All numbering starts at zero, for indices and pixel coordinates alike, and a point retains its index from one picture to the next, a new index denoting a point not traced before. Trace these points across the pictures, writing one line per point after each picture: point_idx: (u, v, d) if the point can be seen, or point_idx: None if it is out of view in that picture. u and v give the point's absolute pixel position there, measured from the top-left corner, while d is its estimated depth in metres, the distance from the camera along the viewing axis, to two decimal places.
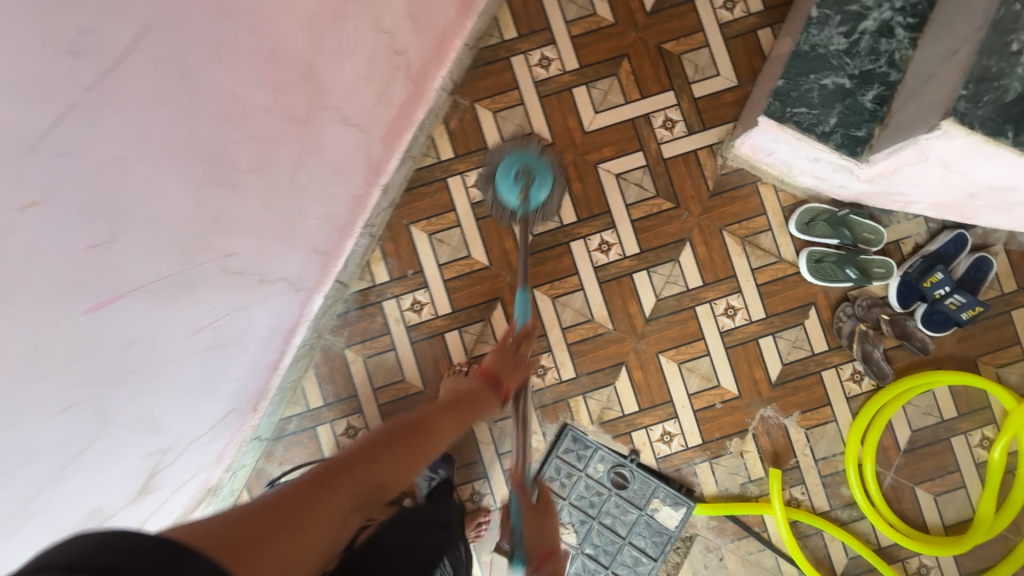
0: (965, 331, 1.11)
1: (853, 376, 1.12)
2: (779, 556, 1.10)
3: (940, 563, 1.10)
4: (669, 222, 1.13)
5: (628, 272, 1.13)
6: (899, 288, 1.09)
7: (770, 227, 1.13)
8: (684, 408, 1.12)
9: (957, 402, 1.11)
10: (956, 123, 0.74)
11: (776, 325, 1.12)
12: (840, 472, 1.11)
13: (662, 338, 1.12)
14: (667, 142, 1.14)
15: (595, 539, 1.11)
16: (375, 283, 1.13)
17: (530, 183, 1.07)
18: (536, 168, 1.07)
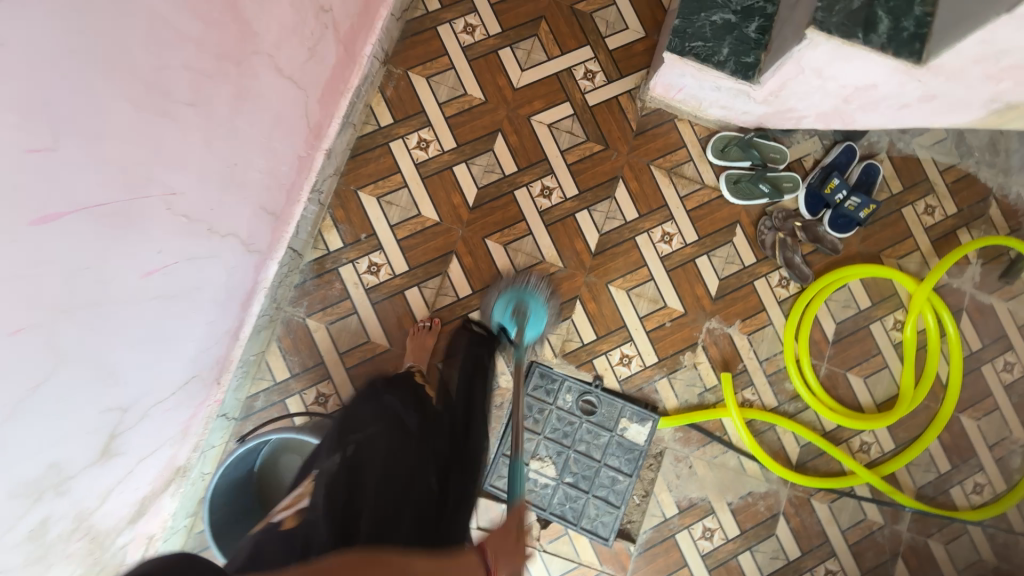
0: (867, 230, 1.26)
1: (781, 282, 1.24)
2: (741, 454, 1.20)
3: (878, 438, 1.23)
4: (602, 163, 1.23)
5: (571, 213, 1.21)
6: (806, 197, 1.23)
7: (691, 158, 1.24)
8: (638, 331, 1.20)
9: (870, 292, 1.25)
10: (817, 30, 0.87)
11: (709, 245, 1.23)
12: (782, 370, 1.22)
13: (609, 269, 1.21)
14: (590, 91, 1.24)
15: (573, 467, 1.16)
16: (330, 250, 1.15)
17: (525, 314, 1.10)
18: (530, 301, 1.12)
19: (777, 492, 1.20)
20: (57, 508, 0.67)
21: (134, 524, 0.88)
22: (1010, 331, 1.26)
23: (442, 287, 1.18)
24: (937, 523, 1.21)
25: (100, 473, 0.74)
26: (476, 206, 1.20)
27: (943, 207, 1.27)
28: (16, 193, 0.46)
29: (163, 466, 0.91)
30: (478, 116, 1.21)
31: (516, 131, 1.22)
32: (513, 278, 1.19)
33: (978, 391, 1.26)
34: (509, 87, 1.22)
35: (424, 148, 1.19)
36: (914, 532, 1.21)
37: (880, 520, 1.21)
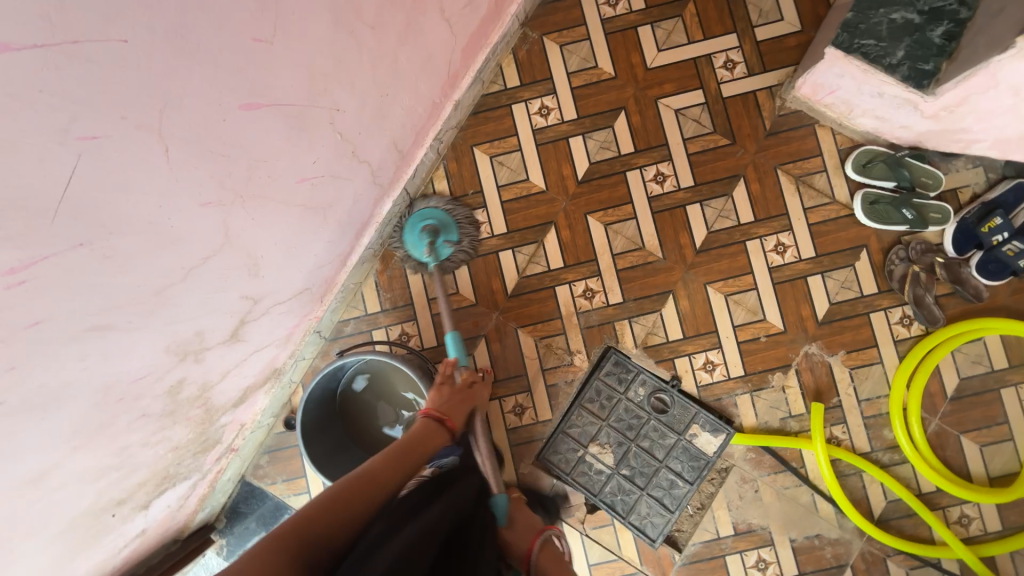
0: (1022, 283, 1.10)
1: (901, 320, 1.12)
2: (817, 493, 1.11)
3: (982, 514, 1.09)
4: (725, 158, 1.16)
5: (681, 204, 1.16)
6: (955, 233, 1.10)
7: (825, 168, 1.15)
8: (728, 339, 1.14)
9: (1009, 352, 1.10)
10: None
11: (826, 265, 1.14)
12: (882, 415, 1.12)
13: (710, 270, 1.15)
14: (727, 82, 1.17)
15: (632, 461, 1.13)
16: (437, 199, 1.19)
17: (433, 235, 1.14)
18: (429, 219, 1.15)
19: (849, 542, 1.10)
20: (192, 372, 0.75)
21: (235, 408, 0.98)
22: None
23: (535, 255, 1.18)
24: None
25: (227, 351, 0.82)
26: (585, 181, 1.18)
27: None
28: (238, 76, 0.52)
29: (266, 363, 0.99)
30: (605, 92, 1.19)
31: (640, 111, 1.18)
32: (608, 260, 1.17)
33: None
34: (642, 66, 1.19)
35: (545, 115, 1.19)
36: None
37: None
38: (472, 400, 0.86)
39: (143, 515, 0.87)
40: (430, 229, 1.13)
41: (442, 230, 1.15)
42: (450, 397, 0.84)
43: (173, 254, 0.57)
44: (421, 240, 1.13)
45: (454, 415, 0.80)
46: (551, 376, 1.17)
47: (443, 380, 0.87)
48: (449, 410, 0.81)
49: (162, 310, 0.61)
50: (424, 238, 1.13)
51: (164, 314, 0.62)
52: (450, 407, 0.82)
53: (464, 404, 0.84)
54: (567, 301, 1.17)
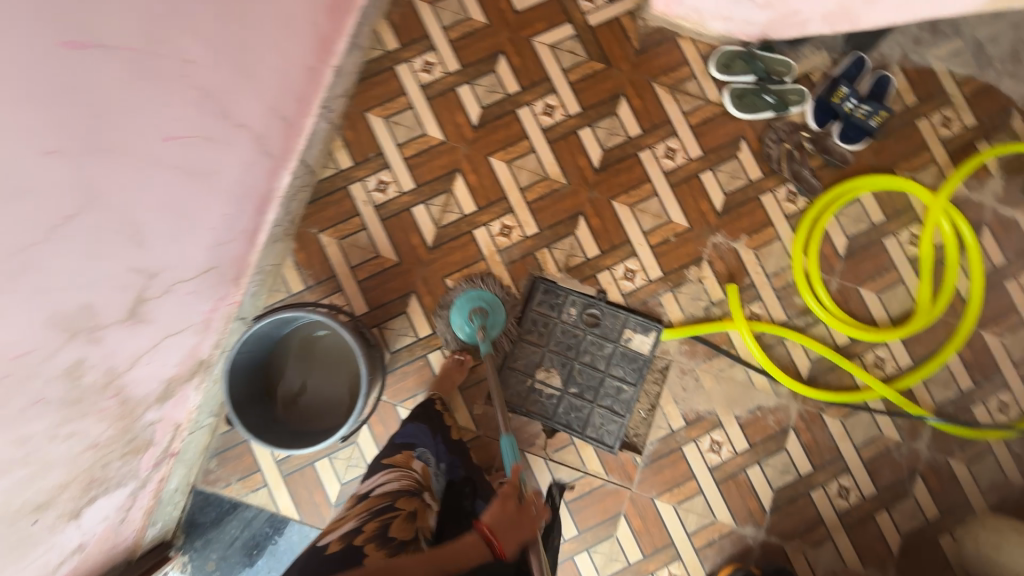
0: (880, 143, 1.24)
1: (788, 197, 1.23)
2: (750, 369, 1.19)
3: (893, 353, 1.20)
4: (604, 81, 1.24)
5: (573, 130, 1.23)
6: (815, 109, 1.21)
7: (694, 75, 1.25)
8: (641, 246, 1.21)
9: (883, 206, 1.23)
10: None
11: (713, 160, 1.23)
12: (790, 285, 1.21)
13: (612, 186, 1.22)
14: (591, 12, 1.25)
15: (579, 378, 1.18)
16: (340, 169, 1.20)
17: (484, 319, 1.15)
18: (491, 309, 1.16)
19: (787, 406, 1.19)
20: (91, 354, 0.73)
21: (161, 404, 0.96)
22: None
23: (448, 204, 1.21)
24: (958, 442, 1.19)
25: (130, 333, 0.80)
26: (480, 125, 1.23)
27: (961, 119, 1.24)
28: (58, 15, 0.52)
29: (187, 353, 0.98)
30: (481, 39, 1.24)
31: (518, 52, 1.24)
32: (517, 195, 1.22)
33: (1001, 308, 1.23)
34: (511, 10, 1.25)
35: (429, 71, 1.23)
36: (933, 450, 1.19)
37: (896, 437, 1.19)
38: (529, 529, 0.74)
39: (75, 526, 0.83)
40: (477, 313, 1.15)
41: (489, 312, 1.16)
42: (508, 516, 0.73)
43: (24, 207, 0.56)
44: (468, 320, 1.15)
45: (506, 538, 0.69)
46: None
47: (504, 494, 0.78)
48: (501, 530, 0.70)
49: (28, 275, 0.59)
50: (473, 321, 1.15)
51: (32, 280, 0.60)
52: (506, 527, 0.71)
53: (521, 531, 0.72)
54: (487, 242, 1.21)
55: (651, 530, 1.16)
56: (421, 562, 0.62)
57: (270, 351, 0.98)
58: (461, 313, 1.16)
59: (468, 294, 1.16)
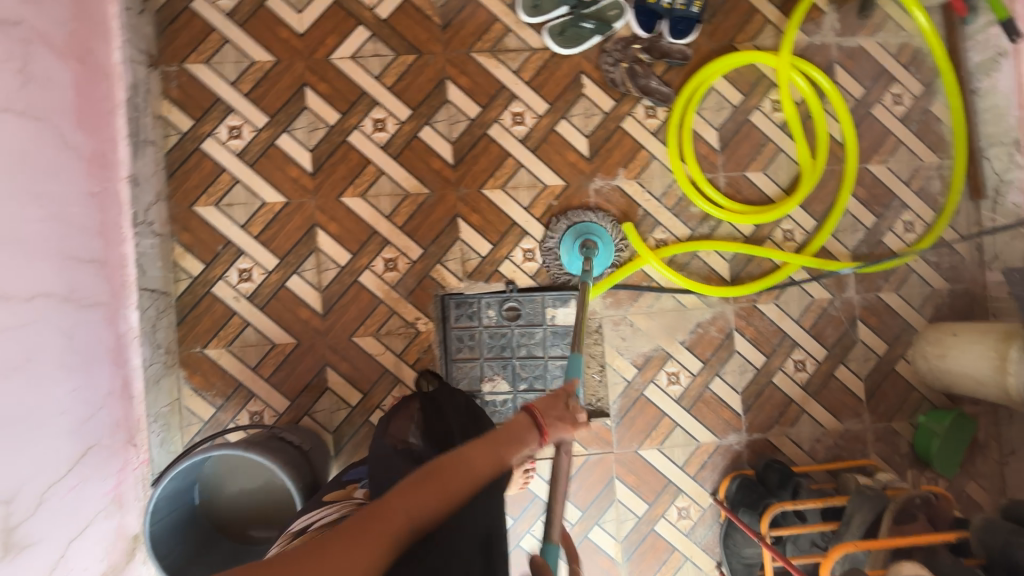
0: (711, 25, 1.20)
1: (647, 114, 1.19)
2: (676, 294, 1.19)
3: (797, 221, 1.22)
4: (422, 71, 1.15)
5: (414, 135, 1.15)
6: (637, 17, 1.15)
7: (508, 28, 1.16)
8: (529, 222, 1.16)
9: (737, 85, 1.21)
10: None
11: (562, 108, 1.17)
12: (682, 198, 1.19)
13: (476, 175, 1.15)
14: (377, 5, 1.14)
15: (523, 373, 1.15)
16: (194, 276, 1.10)
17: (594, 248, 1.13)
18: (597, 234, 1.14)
19: (723, 312, 1.20)
20: None
21: None
22: (886, 64, 1.25)
23: (321, 264, 1.13)
24: (881, 275, 1.23)
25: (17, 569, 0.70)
26: (317, 170, 1.13)
27: None
28: None
29: (110, 537, 0.90)
30: (277, 79, 1.12)
31: (322, 78, 1.13)
32: (386, 224, 1.14)
33: (877, 136, 1.25)
34: (294, 36, 1.13)
35: (238, 136, 1.11)
36: (864, 292, 1.23)
37: (827, 296, 1.22)
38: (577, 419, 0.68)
39: None
40: (585, 245, 1.13)
41: (597, 246, 1.13)
42: (556, 409, 0.67)
43: None
44: (574, 248, 1.14)
45: (554, 427, 0.65)
46: (408, 354, 1.14)
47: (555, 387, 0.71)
48: (551, 415, 0.66)
49: None
50: (580, 246, 1.13)
51: None
52: (554, 415, 0.66)
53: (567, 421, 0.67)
54: (377, 283, 1.14)
55: (646, 479, 1.18)
56: (485, 447, 0.57)
57: (210, 498, 0.95)
58: (567, 242, 1.14)
59: (577, 227, 1.15)
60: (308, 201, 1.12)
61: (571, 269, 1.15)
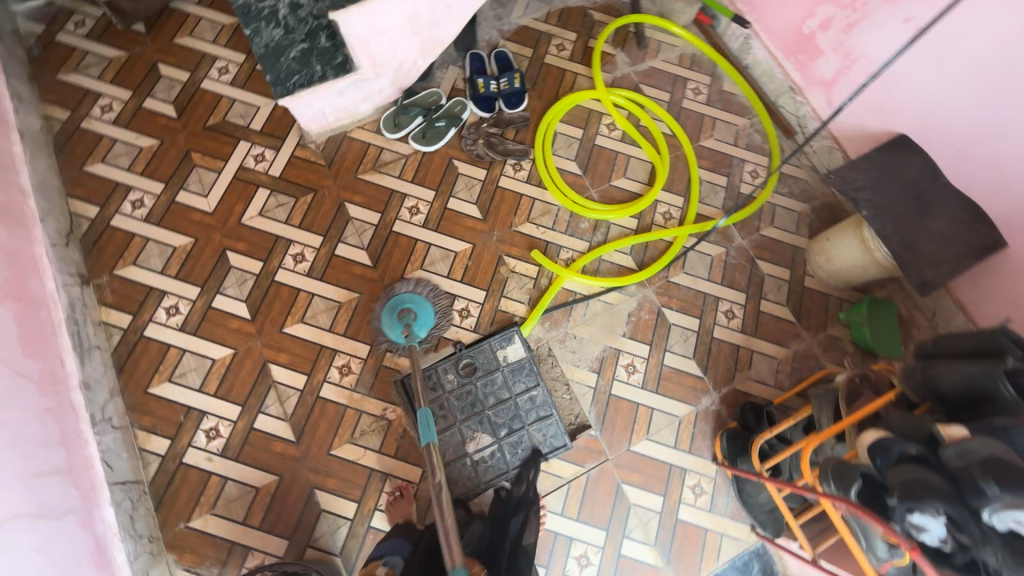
0: (536, 91, 1.51)
1: (515, 168, 1.43)
2: (600, 295, 1.34)
3: (668, 202, 1.44)
4: (322, 203, 1.35)
5: (331, 254, 1.30)
6: (476, 103, 1.44)
7: (382, 147, 1.41)
8: (454, 286, 1.31)
9: (575, 123, 1.49)
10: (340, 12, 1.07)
11: (447, 189, 1.39)
12: (571, 219, 1.40)
13: (395, 266, 1.31)
14: (270, 167, 1.36)
15: (498, 419, 1.21)
16: (162, 453, 1.13)
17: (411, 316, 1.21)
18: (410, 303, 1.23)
19: (645, 296, 1.35)
20: None
21: None
22: (676, 72, 1.58)
23: (281, 394, 1.19)
24: (755, 218, 1.45)
25: None
26: (255, 314, 1.24)
27: (567, 39, 1.58)
28: None
29: None
30: (200, 253, 1.27)
31: (239, 238, 1.30)
32: (330, 336, 1.24)
33: (696, 121, 1.54)
34: (207, 215, 1.31)
35: (176, 312, 1.22)
36: (748, 235, 1.43)
37: (721, 249, 1.41)
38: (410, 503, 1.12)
39: None
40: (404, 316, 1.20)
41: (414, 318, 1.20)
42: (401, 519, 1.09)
43: None
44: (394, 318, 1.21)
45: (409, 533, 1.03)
46: (388, 445, 1.18)
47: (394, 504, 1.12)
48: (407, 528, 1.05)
49: None
50: (400, 316, 1.21)
51: None
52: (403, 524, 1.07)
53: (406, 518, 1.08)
54: (339, 390, 1.20)
55: (650, 471, 1.21)
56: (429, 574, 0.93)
57: None
58: (388, 316, 1.21)
59: (394, 299, 1.23)
60: (254, 343, 1.22)
61: (394, 339, 1.20)
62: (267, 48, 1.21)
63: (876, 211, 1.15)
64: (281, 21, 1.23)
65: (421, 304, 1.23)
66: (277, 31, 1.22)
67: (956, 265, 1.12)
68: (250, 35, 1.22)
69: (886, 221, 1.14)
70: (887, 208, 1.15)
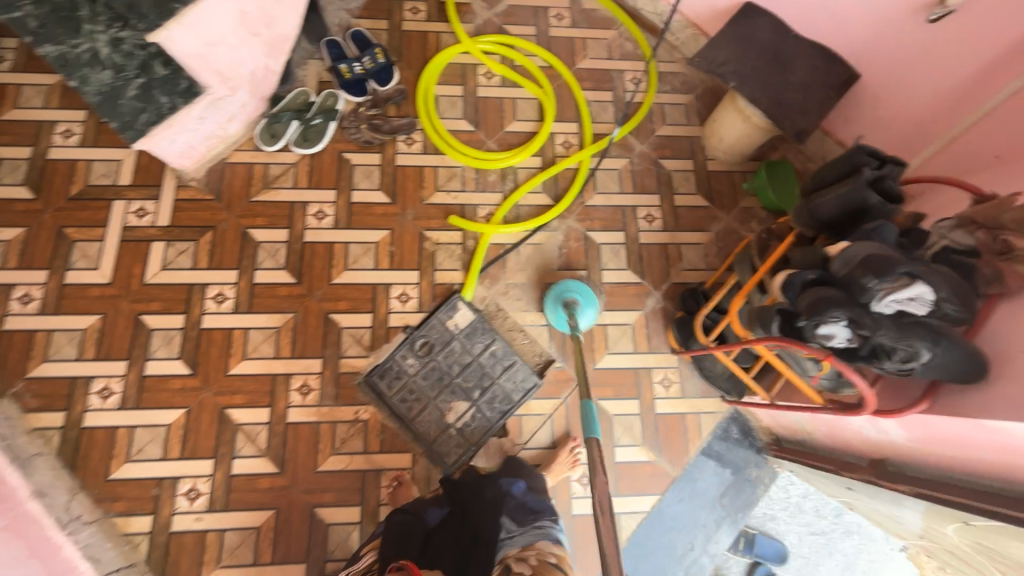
0: (405, 61, 1.48)
1: (407, 143, 1.41)
2: (527, 238, 1.37)
3: (565, 131, 1.47)
4: (224, 238, 1.29)
5: (251, 284, 1.26)
6: (346, 90, 1.41)
7: (266, 162, 1.35)
8: (385, 275, 1.30)
9: (453, 82, 1.48)
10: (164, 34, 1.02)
11: (347, 184, 1.36)
12: (478, 176, 1.40)
13: (320, 275, 1.29)
14: (156, 218, 1.29)
15: (469, 384, 1.24)
16: (148, 530, 1.10)
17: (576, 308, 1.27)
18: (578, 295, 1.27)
19: (568, 225, 1.39)
20: None
21: None
22: (535, 2, 1.58)
23: (248, 433, 1.17)
24: (647, 121, 1.50)
25: None
26: (194, 367, 1.20)
27: (419, 1, 1.54)
28: None
29: None
30: (113, 327, 1.21)
31: (150, 298, 1.23)
32: (279, 363, 1.22)
33: (568, 45, 1.56)
34: (107, 286, 1.24)
35: (110, 392, 1.17)
36: (645, 139, 1.48)
37: (625, 160, 1.46)
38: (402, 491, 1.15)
39: None
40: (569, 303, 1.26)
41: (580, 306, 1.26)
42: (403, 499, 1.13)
43: None
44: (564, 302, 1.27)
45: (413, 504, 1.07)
46: (371, 444, 1.19)
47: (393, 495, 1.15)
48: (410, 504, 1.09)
49: None
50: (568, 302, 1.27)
51: None
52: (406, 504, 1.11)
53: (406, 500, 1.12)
54: (306, 410, 1.20)
55: (620, 382, 1.28)
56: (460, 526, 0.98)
57: None
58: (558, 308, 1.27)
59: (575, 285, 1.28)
60: (203, 394, 1.19)
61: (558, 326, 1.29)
62: (100, 93, 1.07)
63: (742, 79, 1.21)
64: (104, 61, 1.05)
65: (588, 296, 1.27)
66: (104, 72, 1.06)
67: (823, 107, 1.20)
68: (75, 85, 1.05)
69: (753, 86, 1.21)
70: (751, 74, 1.22)
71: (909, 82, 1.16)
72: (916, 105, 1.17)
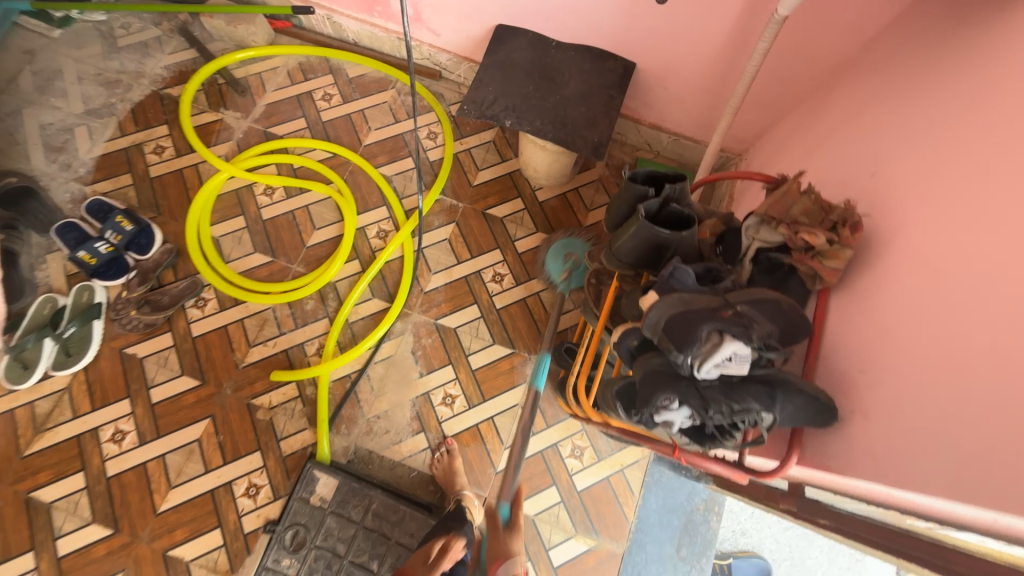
0: (166, 214, 1.26)
1: (197, 305, 1.19)
2: (373, 357, 1.18)
3: (374, 220, 1.30)
4: (3, 516, 1.03)
5: (57, 559, 1.01)
6: (100, 278, 1.17)
7: (30, 400, 1.10)
8: (223, 473, 1.08)
9: (230, 214, 1.27)
10: None
11: (140, 386, 1.13)
12: (294, 309, 1.20)
13: (141, 509, 1.05)
14: None
15: (363, 559, 1.04)
16: None
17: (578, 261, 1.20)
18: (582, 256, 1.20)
19: (413, 323, 1.22)
20: None
21: None
22: (295, 91, 1.40)
23: None
24: (460, 174, 1.35)
25: None
26: None
27: (160, 139, 1.32)
28: None
29: None
30: None
31: None
32: None
33: (345, 124, 1.38)
34: None
35: None
36: (463, 195, 1.33)
37: (451, 226, 1.30)
38: None
39: None
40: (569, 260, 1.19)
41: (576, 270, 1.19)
42: None
43: None
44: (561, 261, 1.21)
45: None
46: None
47: None
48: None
49: None
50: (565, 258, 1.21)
51: None
52: None
53: None
54: None
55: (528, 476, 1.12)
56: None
57: None
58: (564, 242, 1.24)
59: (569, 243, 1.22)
60: None
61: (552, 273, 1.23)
62: None
63: (517, 113, 1.09)
64: None
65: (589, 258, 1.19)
66: None
67: (610, 111, 1.10)
68: None
69: (531, 117, 1.09)
70: (524, 105, 1.10)
71: (681, 58, 1.07)
72: (698, 76, 1.09)
